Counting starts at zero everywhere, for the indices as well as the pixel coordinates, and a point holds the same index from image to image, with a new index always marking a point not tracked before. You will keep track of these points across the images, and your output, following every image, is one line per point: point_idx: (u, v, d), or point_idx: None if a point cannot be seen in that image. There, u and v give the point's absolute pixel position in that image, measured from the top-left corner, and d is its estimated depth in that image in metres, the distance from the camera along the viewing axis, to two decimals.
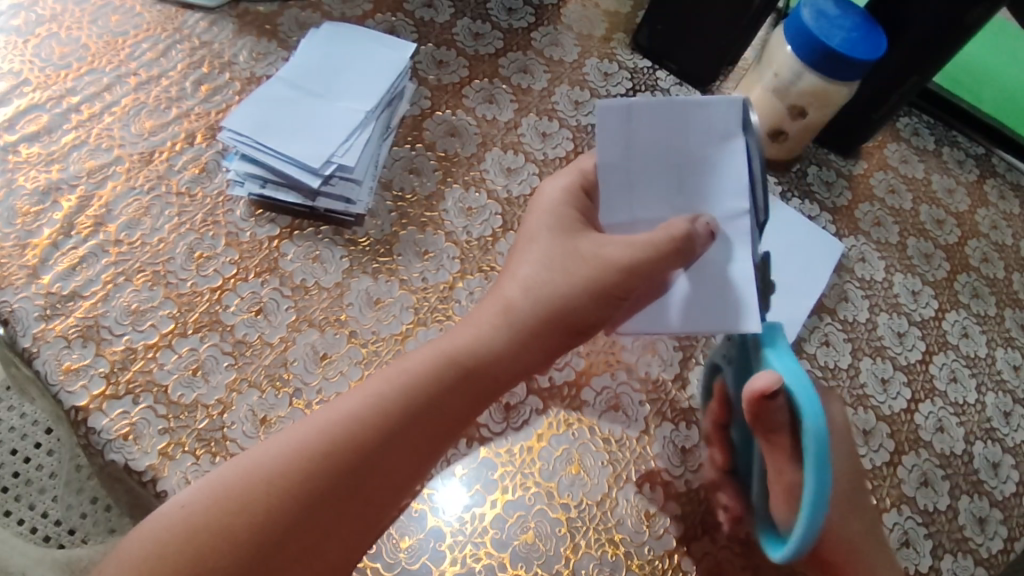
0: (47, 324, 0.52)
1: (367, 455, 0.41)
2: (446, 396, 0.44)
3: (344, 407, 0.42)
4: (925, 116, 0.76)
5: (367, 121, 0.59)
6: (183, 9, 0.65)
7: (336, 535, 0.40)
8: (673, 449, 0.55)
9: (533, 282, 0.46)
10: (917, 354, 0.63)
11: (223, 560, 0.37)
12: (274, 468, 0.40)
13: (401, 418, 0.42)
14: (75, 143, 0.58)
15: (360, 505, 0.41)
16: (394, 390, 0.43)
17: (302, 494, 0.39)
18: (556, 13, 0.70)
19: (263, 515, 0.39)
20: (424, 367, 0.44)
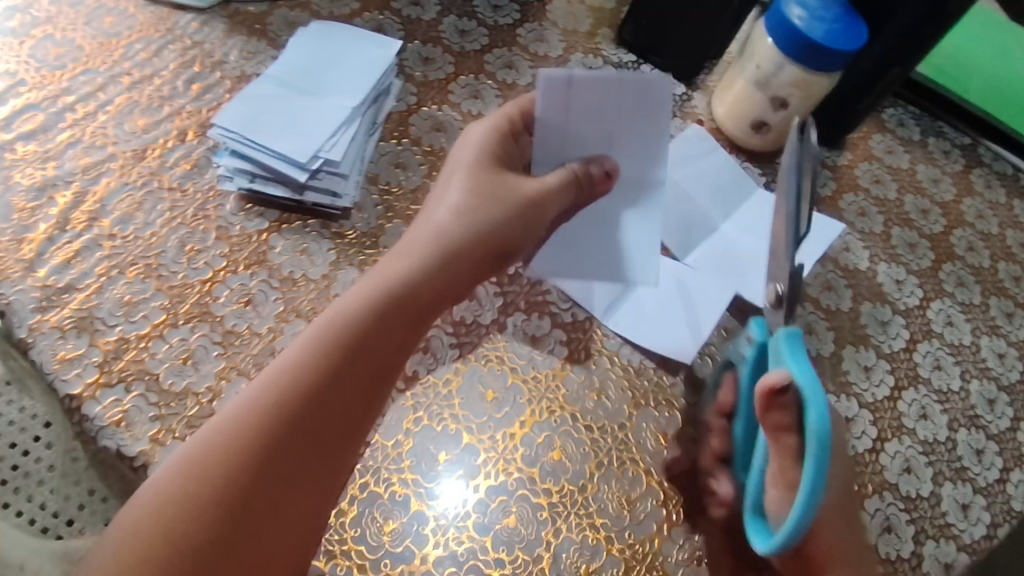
0: (42, 316, 0.54)
1: (316, 396, 0.45)
2: (384, 324, 0.49)
3: (290, 356, 0.46)
4: (911, 107, 0.76)
5: (354, 117, 0.60)
6: (176, 11, 0.66)
7: (302, 475, 0.43)
8: (655, 435, 0.56)
9: (461, 209, 0.54)
10: (901, 342, 0.64)
11: (192, 523, 0.40)
12: (232, 427, 0.43)
13: (344, 350, 0.47)
14: (70, 141, 0.60)
15: (319, 444, 0.44)
16: (336, 329, 0.47)
17: (261, 442, 0.43)
18: (541, 10, 0.71)
19: (227, 473, 0.42)
20: (362, 298, 0.49)
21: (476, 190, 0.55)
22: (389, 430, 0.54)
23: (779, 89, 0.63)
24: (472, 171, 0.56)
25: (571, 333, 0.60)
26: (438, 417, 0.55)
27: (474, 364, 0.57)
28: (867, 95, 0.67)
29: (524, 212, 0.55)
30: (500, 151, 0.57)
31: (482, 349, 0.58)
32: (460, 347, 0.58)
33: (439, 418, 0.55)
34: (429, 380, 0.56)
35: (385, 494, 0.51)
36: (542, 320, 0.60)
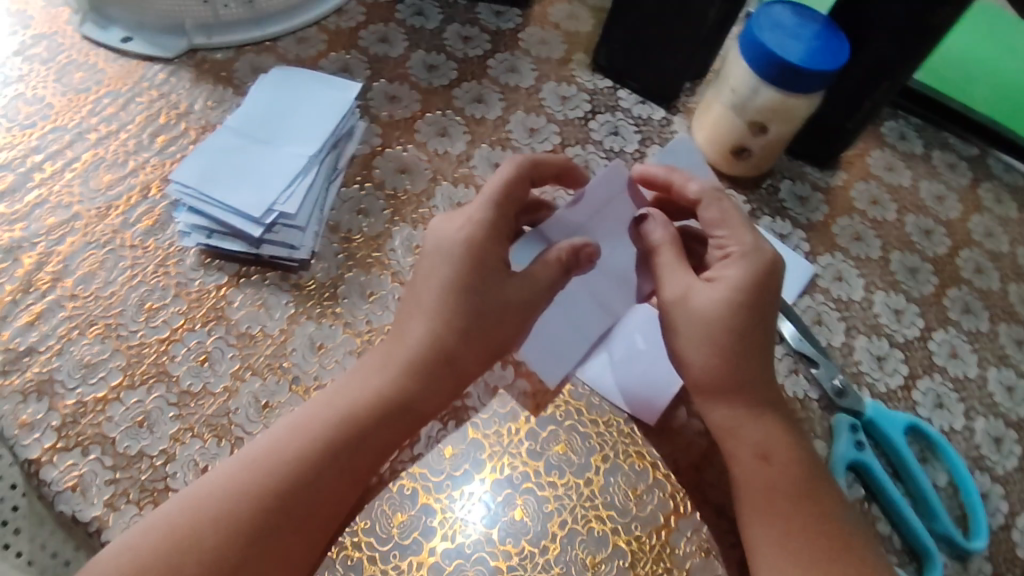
0: (5, 379, 0.53)
1: (306, 492, 0.45)
2: (380, 428, 0.49)
3: (286, 448, 0.46)
4: (912, 118, 0.71)
5: (309, 167, 0.59)
6: (143, 62, 0.66)
7: (280, 565, 0.44)
8: (624, 491, 0.54)
9: (457, 310, 0.50)
10: (899, 380, 0.60)
11: None
12: (220, 509, 0.44)
13: (339, 450, 0.47)
14: (38, 201, 0.60)
15: (304, 537, 0.45)
16: (335, 425, 0.48)
17: (251, 531, 0.43)
18: (514, 38, 0.69)
19: (212, 552, 0.42)
20: (361, 398, 0.49)
21: (477, 287, 0.51)
22: None
23: (756, 113, 0.60)
24: (476, 262, 0.51)
25: (536, 384, 0.57)
26: (394, 476, 0.53)
27: (432, 419, 0.55)
28: (857, 112, 0.62)
29: (521, 311, 0.52)
30: (496, 241, 0.52)
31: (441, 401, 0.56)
32: None
33: (394, 477, 0.53)
34: None
35: (336, 558, 0.50)
36: (505, 368, 0.58)
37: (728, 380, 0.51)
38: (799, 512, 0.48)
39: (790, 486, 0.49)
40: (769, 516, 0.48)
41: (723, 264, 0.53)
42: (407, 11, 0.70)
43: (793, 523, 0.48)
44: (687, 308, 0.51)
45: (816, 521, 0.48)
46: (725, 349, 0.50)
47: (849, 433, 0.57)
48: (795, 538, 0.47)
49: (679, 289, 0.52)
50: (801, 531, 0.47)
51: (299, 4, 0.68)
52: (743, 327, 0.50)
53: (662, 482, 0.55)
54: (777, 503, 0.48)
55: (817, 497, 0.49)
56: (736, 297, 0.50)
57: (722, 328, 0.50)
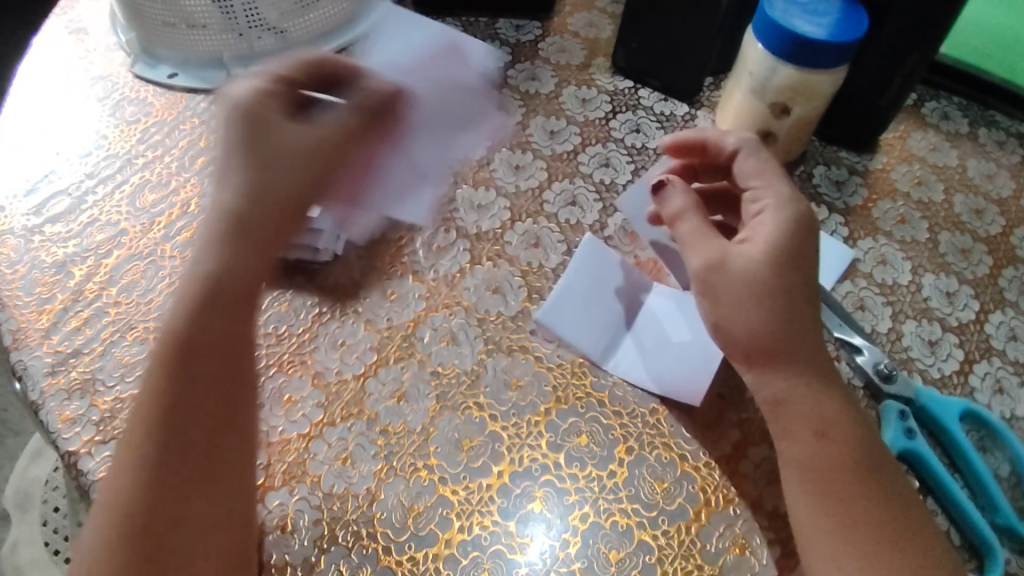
0: (52, 378, 0.56)
1: (181, 395, 0.43)
2: (211, 334, 0.45)
3: (149, 391, 0.44)
4: (955, 97, 0.68)
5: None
6: (187, 94, 0.71)
7: (211, 475, 0.43)
8: (649, 484, 0.52)
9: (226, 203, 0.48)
10: (953, 365, 0.56)
11: (120, 554, 0.40)
12: (122, 479, 0.42)
13: (185, 370, 0.44)
14: (90, 220, 0.64)
15: (213, 458, 0.43)
16: (163, 346, 0.44)
17: (152, 475, 0.42)
18: (533, 49, 0.70)
19: (125, 509, 0.41)
20: (182, 322, 0.45)
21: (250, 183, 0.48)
22: (358, 483, 0.51)
23: (777, 94, 0.58)
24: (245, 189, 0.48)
25: (557, 375, 0.56)
26: (411, 467, 0.52)
27: (450, 411, 0.54)
28: (888, 88, 0.60)
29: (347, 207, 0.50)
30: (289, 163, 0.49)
31: (458, 394, 0.55)
32: (436, 395, 0.55)
33: (410, 469, 0.52)
34: (403, 430, 0.53)
35: (352, 548, 0.49)
36: (524, 362, 0.56)
37: (769, 340, 0.48)
38: (862, 495, 0.45)
39: (850, 464, 0.45)
40: (830, 503, 0.45)
41: (756, 219, 0.51)
42: None
43: (852, 506, 0.44)
44: (723, 272, 0.49)
45: (872, 507, 0.44)
46: (776, 308, 0.48)
47: (898, 419, 0.52)
48: (849, 529, 0.44)
49: (713, 254, 0.50)
50: (860, 515, 0.44)
51: (329, 31, 0.72)
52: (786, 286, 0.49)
53: (691, 475, 0.52)
54: (838, 487, 0.45)
55: (881, 480, 0.45)
56: (770, 257, 0.49)
57: (768, 284, 0.48)
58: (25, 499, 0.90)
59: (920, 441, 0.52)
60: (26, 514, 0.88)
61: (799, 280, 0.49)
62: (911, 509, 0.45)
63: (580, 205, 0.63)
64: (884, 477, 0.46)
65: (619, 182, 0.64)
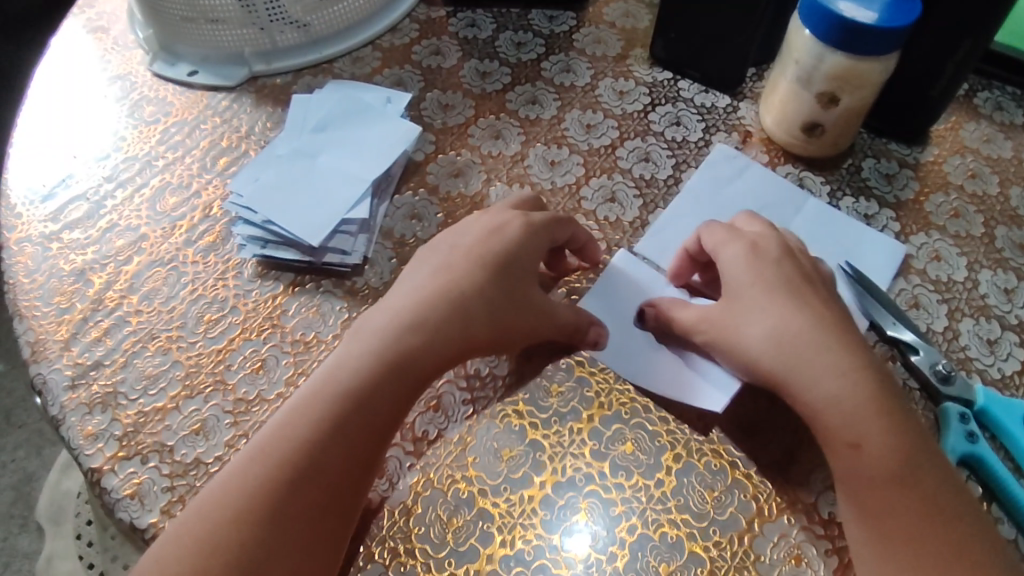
0: (73, 393, 0.54)
1: (361, 408, 0.45)
2: (389, 392, 0.46)
3: (301, 424, 0.44)
4: (1009, 87, 0.65)
5: (380, 161, 0.60)
6: (208, 92, 0.68)
7: (337, 490, 0.43)
8: (699, 493, 0.49)
9: (468, 275, 0.49)
10: (1015, 364, 0.52)
11: (240, 528, 0.40)
12: (234, 509, 0.41)
13: (343, 421, 0.44)
14: (109, 226, 0.62)
15: (325, 517, 0.42)
16: (390, 350, 0.47)
17: (273, 504, 0.41)
18: (568, 40, 0.68)
19: (265, 486, 0.42)
20: (357, 367, 0.46)
21: (502, 229, 0.52)
22: (394, 496, 0.49)
23: (824, 83, 0.55)
24: (467, 254, 0.51)
25: (599, 380, 0.53)
26: (448, 479, 0.50)
27: (488, 420, 0.52)
28: (941, 77, 0.57)
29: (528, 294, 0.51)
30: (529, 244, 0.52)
31: (496, 403, 0.52)
32: (472, 403, 0.52)
33: (448, 480, 0.50)
34: (438, 439, 0.51)
35: (389, 565, 0.47)
36: (565, 366, 0.54)
37: (775, 355, 0.46)
38: (894, 512, 0.41)
39: (874, 480, 0.42)
40: (869, 515, 0.42)
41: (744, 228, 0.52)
42: (460, 24, 0.70)
43: (884, 520, 0.41)
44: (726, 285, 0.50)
45: (915, 521, 0.41)
46: (780, 320, 0.47)
47: (960, 423, 0.49)
48: (888, 542, 0.41)
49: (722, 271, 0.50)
50: (893, 537, 0.41)
51: (356, 24, 0.69)
52: (766, 299, 0.48)
53: (743, 483, 0.49)
54: (871, 497, 0.42)
55: (916, 493, 0.42)
56: (741, 275, 0.49)
57: (731, 308, 0.49)
58: (58, 514, 0.88)
59: (984, 444, 0.48)
60: (60, 528, 0.87)
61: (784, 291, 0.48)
62: (961, 528, 0.41)
63: (620, 201, 0.60)
64: (916, 493, 0.41)
65: (660, 177, 0.61)
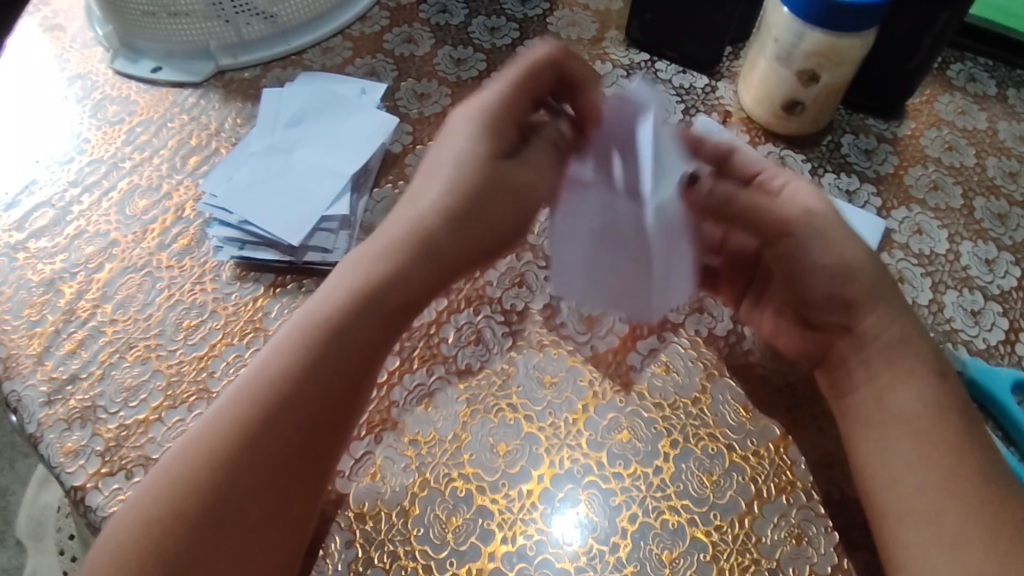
0: (50, 409, 0.53)
1: (341, 341, 0.44)
2: (369, 324, 0.45)
3: (274, 364, 0.42)
4: (981, 58, 0.66)
5: (358, 155, 0.59)
6: (173, 89, 0.66)
7: (316, 432, 0.42)
8: (698, 477, 0.49)
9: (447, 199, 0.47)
10: (998, 334, 0.53)
11: (219, 467, 0.40)
12: (203, 458, 0.40)
13: (322, 355, 0.43)
14: (77, 232, 0.60)
15: (301, 457, 0.41)
16: (370, 278, 0.45)
17: (246, 444, 0.40)
18: (542, 23, 0.67)
19: (239, 424, 0.41)
20: (337, 299, 0.44)
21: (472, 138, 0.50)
22: (393, 497, 0.49)
23: (805, 61, 0.55)
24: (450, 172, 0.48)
25: (592, 368, 0.53)
26: (445, 477, 0.49)
27: (483, 415, 0.51)
28: (919, 50, 0.57)
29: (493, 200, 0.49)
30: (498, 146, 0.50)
31: (489, 397, 0.52)
32: (466, 399, 0.52)
33: (445, 479, 0.49)
34: (433, 438, 0.50)
35: (389, 569, 0.46)
36: (558, 358, 0.53)
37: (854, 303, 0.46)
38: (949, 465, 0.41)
39: (924, 411, 0.42)
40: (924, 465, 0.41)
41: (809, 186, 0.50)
42: (431, 9, 0.68)
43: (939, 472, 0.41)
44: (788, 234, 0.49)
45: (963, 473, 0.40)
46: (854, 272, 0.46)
47: None
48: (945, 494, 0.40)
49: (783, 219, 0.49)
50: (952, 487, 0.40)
51: (324, 13, 0.68)
52: (818, 216, 0.48)
53: (740, 465, 0.49)
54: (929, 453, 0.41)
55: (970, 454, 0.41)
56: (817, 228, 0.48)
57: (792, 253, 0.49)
58: (38, 529, 0.89)
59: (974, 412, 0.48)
60: (42, 543, 0.87)
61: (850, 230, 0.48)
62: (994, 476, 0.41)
63: None
64: (954, 427, 0.42)
65: None
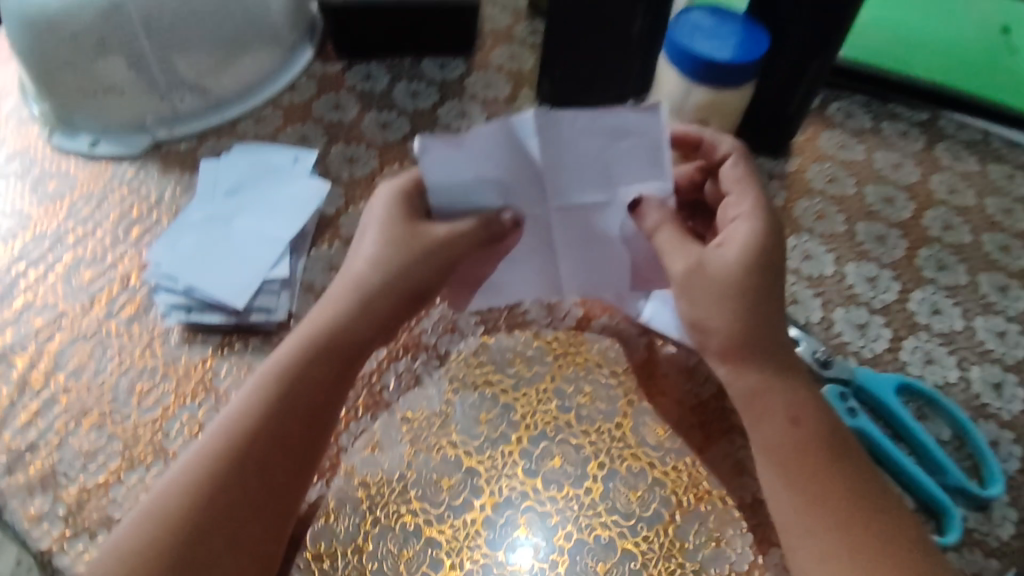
0: (10, 477, 0.55)
1: (305, 388, 0.50)
2: (326, 372, 0.51)
3: (232, 417, 0.48)
4: (858, 96, 0.73)
5: (297, 220, 0.63)
6: (112, 162, 0.69)
7: (285, 473, 0.48)
8: (625, 494, 0.54)
9: (376, 258, 0.53)
10: (883, 344, 0.60)
11: (195, 502, 0.45)
12: (171, 501, 0.45)
13: (288, 402, 0.49)
14: (24, 306, 0.62)
15: (270, 492, 0.47)
16: (321, 334, 0.51)
17: (219, 481, 0.46)
18: (460, 88, 0.72)
19: (214, 462, 0.46)
20: (297, 352, 0.51)
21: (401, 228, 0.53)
22: (348, 536, 0.52)
23: (695, 113, 0.62)
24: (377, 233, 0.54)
25: (524, 404, 0.58)
26: (395, 514, 0.53)
27: (427, 453, 0.55)
28: (795, 93, 0.64)
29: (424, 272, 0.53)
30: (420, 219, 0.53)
31: (431, 437, 0.56)
32: (410, 440, 0.56)
33: (395, 515, 0.53)
34: (381, 479, 0.54)
35: None
36: (492, 395, 0.58)
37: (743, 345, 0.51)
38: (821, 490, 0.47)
39: (785, 444, 0.48)
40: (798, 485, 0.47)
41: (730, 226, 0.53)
42: (356, 77, 0.73)
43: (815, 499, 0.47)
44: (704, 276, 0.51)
45: (829, 494, 0.47)
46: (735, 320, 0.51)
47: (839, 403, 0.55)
48: (816, 514, 0.46)
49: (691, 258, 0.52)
50: (823, 508, 0.46)
51: (255, 83, 0.72)
52: (680, 279, 0.52)
53: (662, 480, 0.55)
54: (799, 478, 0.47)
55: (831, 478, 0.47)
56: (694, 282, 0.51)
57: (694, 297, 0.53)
58: None
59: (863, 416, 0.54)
60: None
61: (738, 276, 0.51)
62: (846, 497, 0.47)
63: None
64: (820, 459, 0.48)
65: None
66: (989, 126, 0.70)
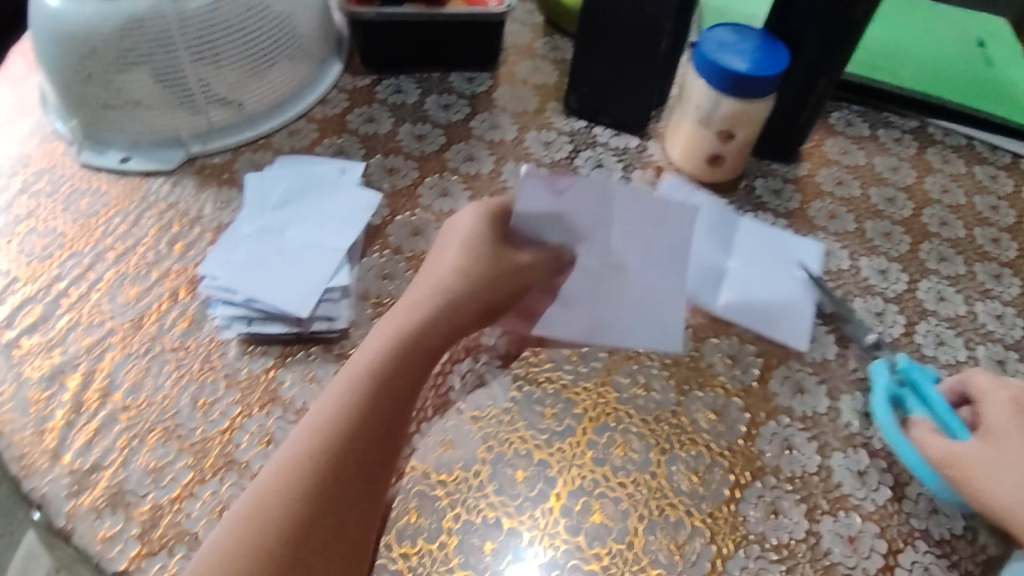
0: (76, 499, 0.52)
1: (396, 383, 0.50)
2: (412, 368, 0.52)
3: (333, 406, 0.48)
4: (854, 105, 0.82)
5: (348, 231, 0.65)
6: (146, 178, 0.70)
7: (380, 467, 0.48)
8: (688, 476, 0.57)
9: (464, 269, 0.57)
10: (900, 329, 0.65)
11: (305, 491, 0.44)
12: (284, 480, 0.44)
13: (382, 397, 0.49)
14: (70, 325, 0.61)
15: (367, 488, 0.47)
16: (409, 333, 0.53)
17: (326, 473, 0.45)
18: (489, 99, 0.78)
19: (319, 454, 0.45)
20: (387, 348, 0.51)
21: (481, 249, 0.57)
22: (431, 533, 0.53)
23: (721, 122, 0.66)
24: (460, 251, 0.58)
25: (584, 398, 0.60)
26: (475, 508, 0.54)
27: (498, 449, 0.57)
28: (806, 107, 0.70)
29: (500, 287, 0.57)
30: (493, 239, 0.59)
31: (501, 433, 0.58)
32: (481, 436, 0.58)
33: (476, 509, 0.54)
34: (458, 476, 0.56)
35: None
36: (554, 392, 0.61)
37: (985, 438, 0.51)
38: None
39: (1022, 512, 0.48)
40: None
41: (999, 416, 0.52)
42: (387, 91, 0.77)
43: None
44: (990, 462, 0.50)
45: None
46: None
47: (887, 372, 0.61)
48: None
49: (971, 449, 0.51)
50: None
51: (285, 100, 0.74)
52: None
53: (720, 460, 0.57)
54: None
55: None
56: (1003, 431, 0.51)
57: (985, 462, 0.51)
58: None
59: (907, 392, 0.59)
60: None
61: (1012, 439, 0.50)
62: None
63: None
64: None
65: None
66: (970, 131, 0.80)
